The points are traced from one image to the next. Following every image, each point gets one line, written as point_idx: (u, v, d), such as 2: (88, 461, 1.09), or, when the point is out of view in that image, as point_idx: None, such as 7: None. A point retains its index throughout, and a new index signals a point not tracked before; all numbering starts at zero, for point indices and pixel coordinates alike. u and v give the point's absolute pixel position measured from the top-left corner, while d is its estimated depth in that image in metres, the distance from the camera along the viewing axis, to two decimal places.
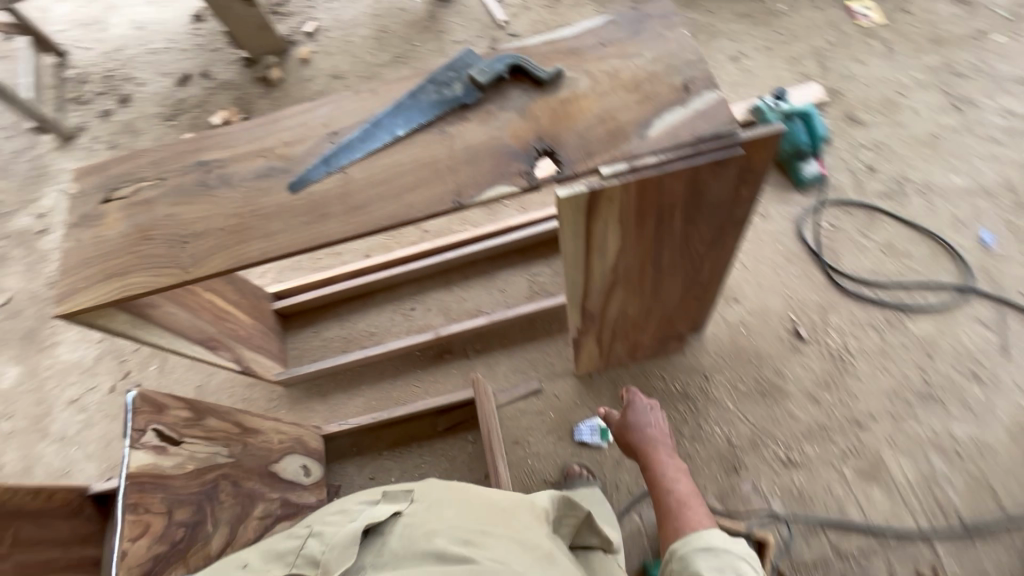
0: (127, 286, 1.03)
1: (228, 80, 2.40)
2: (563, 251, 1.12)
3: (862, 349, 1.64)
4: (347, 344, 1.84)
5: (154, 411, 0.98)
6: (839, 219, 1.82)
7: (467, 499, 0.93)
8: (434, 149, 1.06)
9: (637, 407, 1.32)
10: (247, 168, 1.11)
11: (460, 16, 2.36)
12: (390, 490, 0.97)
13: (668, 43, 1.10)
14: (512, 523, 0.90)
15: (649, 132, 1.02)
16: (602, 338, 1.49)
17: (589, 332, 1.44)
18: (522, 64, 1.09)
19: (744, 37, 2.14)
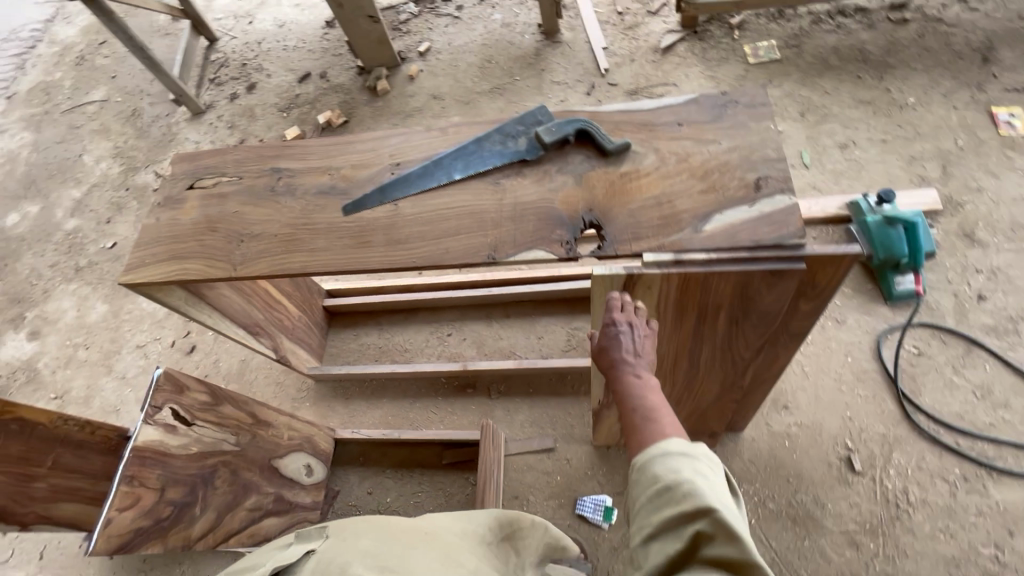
0: (183, 269, 1.12)
1: (341, 84, 2.59)
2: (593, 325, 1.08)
3: (926, 501, 1.42)
4: (381, 354, 1.89)
5: (173, 391, 1.06)
6: (928, 346, 1.61)
7: (383, 526, 0.88)
8: (484, 199, 1.06)
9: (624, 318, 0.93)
10: (311, 182, 1.17)
11: (564, 58, 2.39)
12: (302, 530, 0.86)
13: (749, 135, 1.03)
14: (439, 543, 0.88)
15: (705, 226, 0.95)
16: None
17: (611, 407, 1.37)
18: (591, 130, 1.07)
19: (859, 125, 1.98)
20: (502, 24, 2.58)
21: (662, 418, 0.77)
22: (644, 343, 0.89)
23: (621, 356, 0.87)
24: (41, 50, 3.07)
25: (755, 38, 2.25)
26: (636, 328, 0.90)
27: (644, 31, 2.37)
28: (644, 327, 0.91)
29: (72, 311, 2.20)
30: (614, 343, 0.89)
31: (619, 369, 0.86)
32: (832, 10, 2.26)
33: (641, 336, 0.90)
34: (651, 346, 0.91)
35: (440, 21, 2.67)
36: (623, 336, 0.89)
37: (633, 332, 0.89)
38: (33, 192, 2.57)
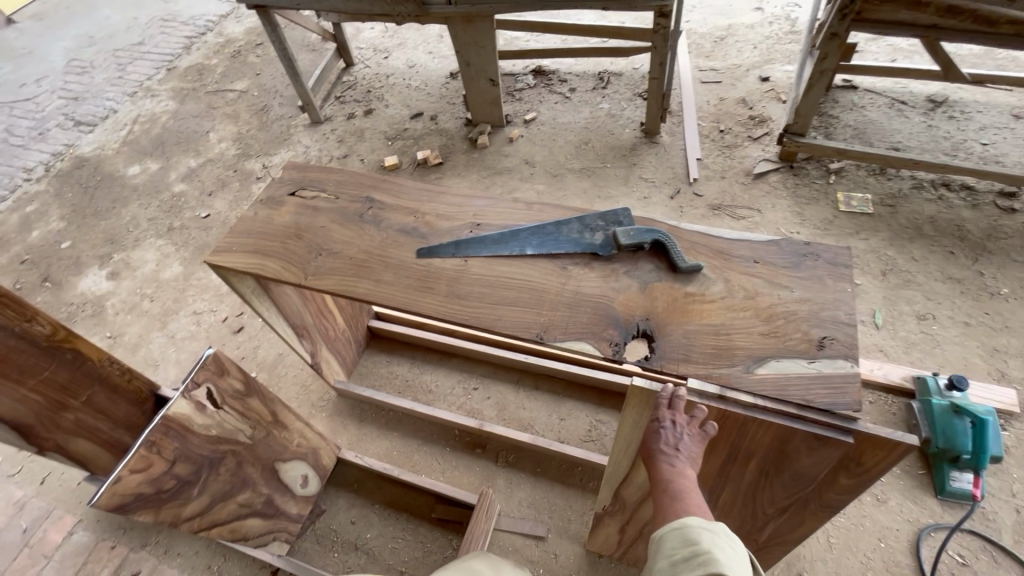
0: (261, 265, 1.21)
1: (447, 130, 2.79)
2: (618, 435, 1.06)
3: None
4: (405, 387, 1.93)
5: (215, 372, 1.12)
6: (976, 561, 1.45)
7: None
8: (547, 280, 1.10)
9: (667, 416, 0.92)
10: (396, 220, 1.26)
11: (657, 158, 2.48)
12: None
13: (822, 291, 1.03)
14: None
15: (757, 368, 0.94)
16: (626, 529, 1.34)
17: (613, 515, 1.31)
18: (667, 244, 1.10)
19: (942, 300, 1.90)
20: (607, 114, 2.73)
21: (692, 511, 0.82)
22: (690, 439, 0.90)
23: (659, 448, 0.90)
24: (208, 38, 3.52)
25: (851, 187, 2.25)
26: (679, 424, 0.90)
27: (740, 154, 2.43)
28: (692, 420, 0.91)
29: (151, 264, 2.40)
30: (654, 433, 0.92)
31: (657, 461, 0.90)
32: (937, 181, 2.24)
33: (686, 432, 0.90)
34: (698, 441, 0.91)
35: (551, 97, 2.86)
36: (664, 432, 0.90)
37: (675, 430, 0.90)
38: (159, 152, 2.87)
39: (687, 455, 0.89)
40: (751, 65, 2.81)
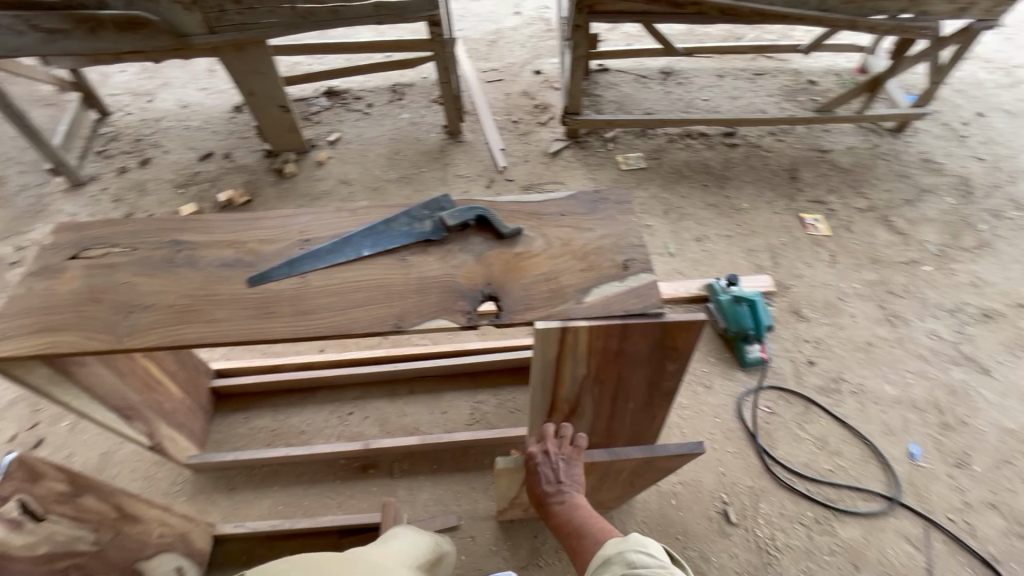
0: (54, 341, 1.04)
1: (246, 164, 2.62)
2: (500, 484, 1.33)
3: (789, 545, 1.60)
4: (273, 438, 1.79)
5: (26, 479, 0.93)
6: (778, 406, 1.88)
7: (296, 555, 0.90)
8: (391, 275, 1.15)
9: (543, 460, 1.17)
10: (215, 256, 1.18)
11: (467, 155, 2.66)
12: None
13: (618, 225, 1.25)
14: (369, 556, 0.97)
15: (585, 298, 1.11)
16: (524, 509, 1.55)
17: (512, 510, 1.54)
18: (488, 216, 1.22)
19: (709, 223, 2.40)
20: (410, 123, 2.83)
21: (591, 523, 1.04)
22: (567, 470, 1.15)
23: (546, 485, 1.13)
24: None
25: (625, 150, 2.70)
26: (551, 460, 1.16)
27: (536, 138, 2.73)
28: (559, 453, 1.17)
29: None
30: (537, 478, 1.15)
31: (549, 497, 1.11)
32: (683, 134, 2.81)
33: (558, 464, 1.16)
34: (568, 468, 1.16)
35: (351, 115, 2.88)
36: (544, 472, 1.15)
37: (550, 466, 1.15)
38: None
39: (566, 482, 1.13)
40: (523, 61, 3.17)
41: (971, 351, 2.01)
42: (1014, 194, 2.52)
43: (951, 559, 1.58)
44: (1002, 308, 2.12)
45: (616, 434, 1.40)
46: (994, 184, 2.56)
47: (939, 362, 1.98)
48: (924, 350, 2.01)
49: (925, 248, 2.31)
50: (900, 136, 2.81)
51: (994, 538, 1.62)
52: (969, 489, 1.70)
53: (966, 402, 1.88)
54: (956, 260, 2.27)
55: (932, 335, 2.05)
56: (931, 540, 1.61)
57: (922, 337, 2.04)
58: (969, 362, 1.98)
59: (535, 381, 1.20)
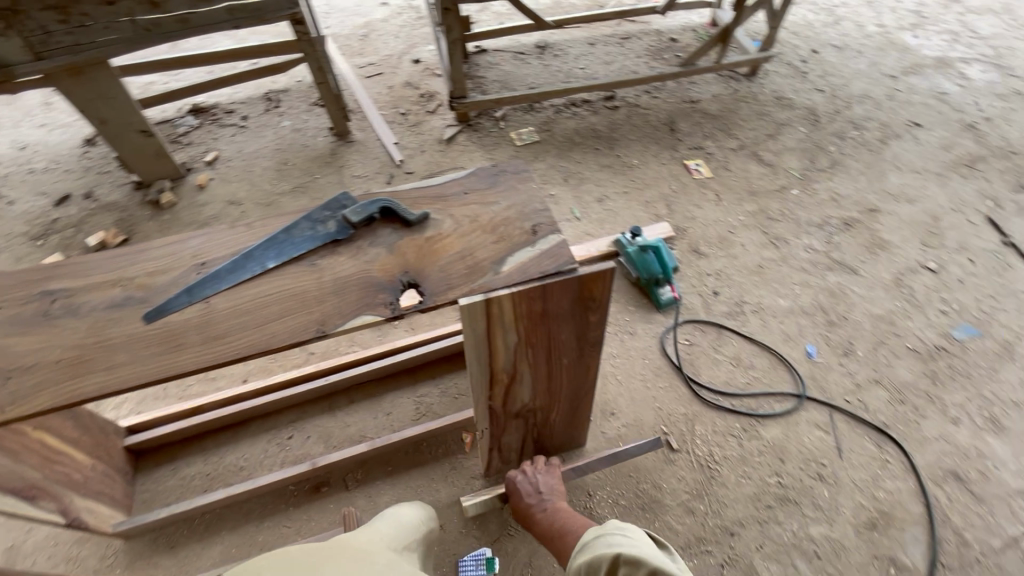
0: None
1: (114, 201, 2.38)
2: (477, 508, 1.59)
3: (725, 457, 1.78)
4: (210, 482, 1.69)
5: None
6: (694, 337, 2.06)
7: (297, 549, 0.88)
8: (303, 282, 1.11)
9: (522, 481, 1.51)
10: (99, 298, 1.08)
11: (360, 154, 2.59)
12: None
13: (520, 193, 1.29)
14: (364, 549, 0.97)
15: (502, 268, 1.15)
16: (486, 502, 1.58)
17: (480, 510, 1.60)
18: (392, 206, 1.21)
19: (606, 183, 2.54)
20: (293, 130, 2.70)
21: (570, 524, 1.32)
22: (543, 482, 1.49)
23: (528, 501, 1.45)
24: None
25: (517, 127, 2.77)
26: (528, 476, 1.52)
27: (428, 127, 2.72)
28: (537, 473, 1.52)
29: None
30: (520, 493, 1.48)
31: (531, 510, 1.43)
32: (568, 103, 2.92)
33: (534, 479, 1.51)
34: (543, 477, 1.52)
35: (225, 130, 2.69)
36: (522, 488, 1.49)
37: (527, 481, 1.50)
38: None
39: (544, 493, 1.46)
40: (400, 52, 3.12)
41: (840, 256, 2.31)
42: (851, 117, 2.90)
43: (853, 434, 1.84)
44: (857, 215, 2.46)
45: (558, 394, 1.48)
46: (835, 110, 2.93)
47: (817, 271, 2.26)
48: (804, 263, 2.28)
49: (791, 174, 2.61)
50: (755, 79, 3.11)
51: (882, 408, 1.90)
52: (857, 372, 1.98)
53: (844, 300, 2.17)
54: (817, 180, 2.58)
55: (808, 249, 2.33)
56: (836, 423, 1.86)
57: (801, 252, 2.32)
58: (840, 266, 2.27)
59: (471, 360, 1.23)
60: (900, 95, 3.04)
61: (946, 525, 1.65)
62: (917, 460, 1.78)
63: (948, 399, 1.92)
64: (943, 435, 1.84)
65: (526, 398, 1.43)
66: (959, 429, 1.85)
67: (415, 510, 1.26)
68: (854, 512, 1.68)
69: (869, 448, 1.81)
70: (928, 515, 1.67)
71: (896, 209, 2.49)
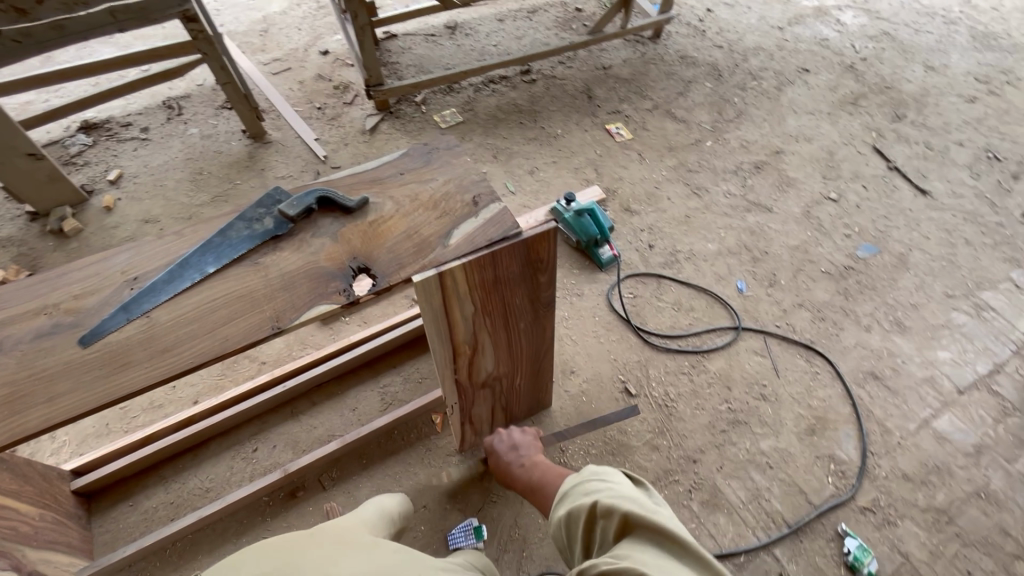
0: None
1: (8, 237, 2.17)
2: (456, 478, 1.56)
3: (679, 394, 1.92)
4: (177, 510, 1.63)
5: None
6: (637, 289, 2.18)
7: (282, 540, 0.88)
8: (249, 281, 1.09)
9: (501, 441, 1.48)
10: (23, 330, 1.01)
11: (281, 154, 2.49)
12: None
13: (456, 168, 1.32)
14: (350, 537, 0.95)
15: (450, 241, 1.17)
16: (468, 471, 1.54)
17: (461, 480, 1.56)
18: (329, 195, 1.20)
19: (535, 155, 2.59)
20: (202, 137, 2.54)
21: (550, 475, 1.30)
22: (519, 439, 1.47)
23: (506, 458, 1.43)
24: None
25: (439, 109, 2.75)
26: (506, 435, 1.50)
27: (347, 119, 2.65)
28: (512, 432, 1.49)
29: None
30: (497, 451, 1.46)
31: (510, 466, 1.41)
32: (486, 81, 2.94)
33: (514, 437, 1.49)
34: (521, 436, 1.49)
35: (125, 145, 2.50)
36: (500, 446, 1.47)
37: (505, 440, 1.48)
38: None
39: (523, 449, 1.44)
40: (306, 45, 2.99)
41: (755, 197, 2.50)
42: (749, 68, 3.11)
43: (786, 353, 2.03)
44: (765, 158, 2.66)
45: (519, 358, 1.53)
46: (734, 64, 3.13)
47: (738, 213, 2.44)
48: (725, 208, 2.46)
49: (703, 127, 2.78)
50: (659, 41, 3.25)
51: (807, 327, 2.11)
52: (782, 299, 2.18)
53: (763, 237, 2.37)
54: (727, 131, 2.77)
55: (727, 194, 2.51)
56: (771, 347, 2.05)
57: (722, 198, 2.49)
58: (757, 207, 2.47)
59: (431, 335, 1.26)
60: (788, 44, 3.29)
61: (871, 419, 1.88)
62: (841, 368, 2.00)
63: (860, 311, 2.16)
64: (860, 342, 2.07)
65: (490, 367, 1.48)
66: (871, 335, 2.09)
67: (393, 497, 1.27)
68: (795, 422, 1.87)
69: (801, 364, 2.01)
70: (855, 413, 1.89)
71: (797, 149, 2.72)
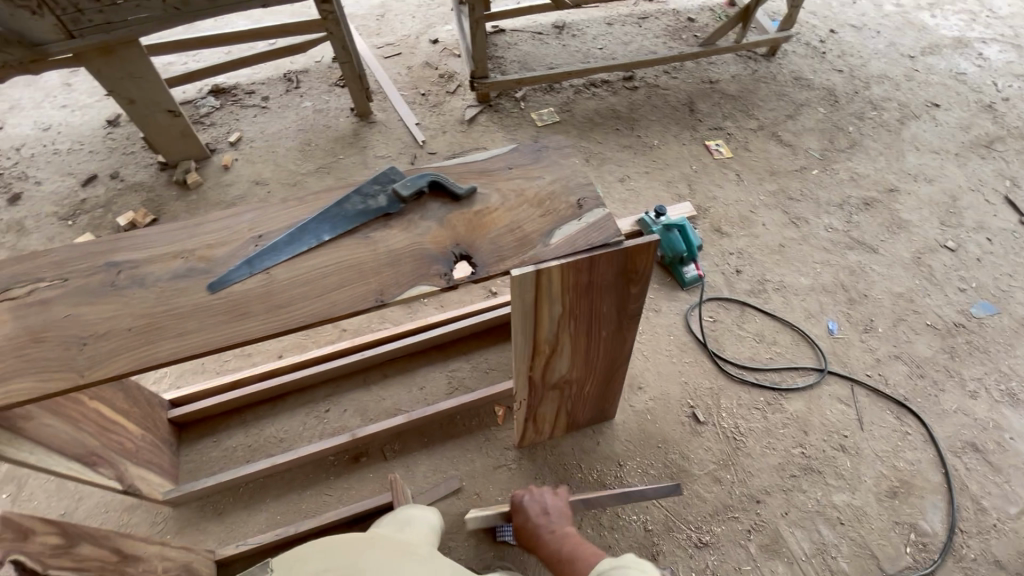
0: (5, 392, 0.96)
1: (139, 181, 2.42)
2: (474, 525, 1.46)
3: (750, 429, 1.83)
4: (252, 453, 1.76)
5: (16, 537, 0.87)
6: (717, 313, 2.10)
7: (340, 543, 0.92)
8: (359, 253, 1.15)
9: (531, 501, 1.43)
10: (161, 270, 1.12)
11: (382, 135, 2.60)
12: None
13: (564, 168, 1.32)
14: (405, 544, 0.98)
15: (551, 240, 1.18)
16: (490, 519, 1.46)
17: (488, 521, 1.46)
18: (441, 180, 1.24)
19: (628, 163, 2.56)
20: (314, 111, 2.70)
21: (582, 551, 1.25)
22: (551, 503, 1.43)
23: (537, 522, 1.38)
24: None
25: (537, 107, 2.78)
26: (536, 495, 1.45)
27: (448, 107, 2.73)
28: (545, 494, 1.45)
29: None
30: (526, 511, 1.41)
31: (539, 531, 1.36)
32: (587, 84, 2.93)
33: (545, 498, 1.44)
34: (553, 500, 1.44)
35: (246, 111, 2.71)
36: (529, 505, 1.42)
37: (536, 501, 1.43)
38: None
39: (555, 515, 1.39)
40: (418, 32, 3.11)
41: (860, 235, 2.34)
42: (870, 97, 2.90)
43: (875, 407, 1.89)
44: (877, 195, 2.48)
45: (593, 365, 1.52)
46: (854, 91, 2.93)
47: (838, 249, 2.29)
48: (825, 242, 2.31)
49: (811, 155, 2.62)
50: (774, 59, 3.11)
51: (902, 382, 1.95)
52: (877, 348, 2.03)
53: (864, 278, 2.21)
54: (836, 161, 2.60)
55: (829, 228, 2.36)
56: (858, 396, 1.91)
57: (822, 231, 2.34)
58: (860, 246, 2.30)
59: (517, 329, 1.27)
60: (918, 75, 3.04)
61: (965, 493, 1.71)
62: (936, 432, 1.83)
63: (967, 374, 1.97)
64: (962, 409, 1.89)
65: (563, 370, 1.48)
66: (976, 402, 1.90)
67: (433, 513, 1.26)
68: (875, 481, 1.73)
69: (890, 421, 1.86)
70: (946, 484, 1.73)
71: (915, 189, 2.51)
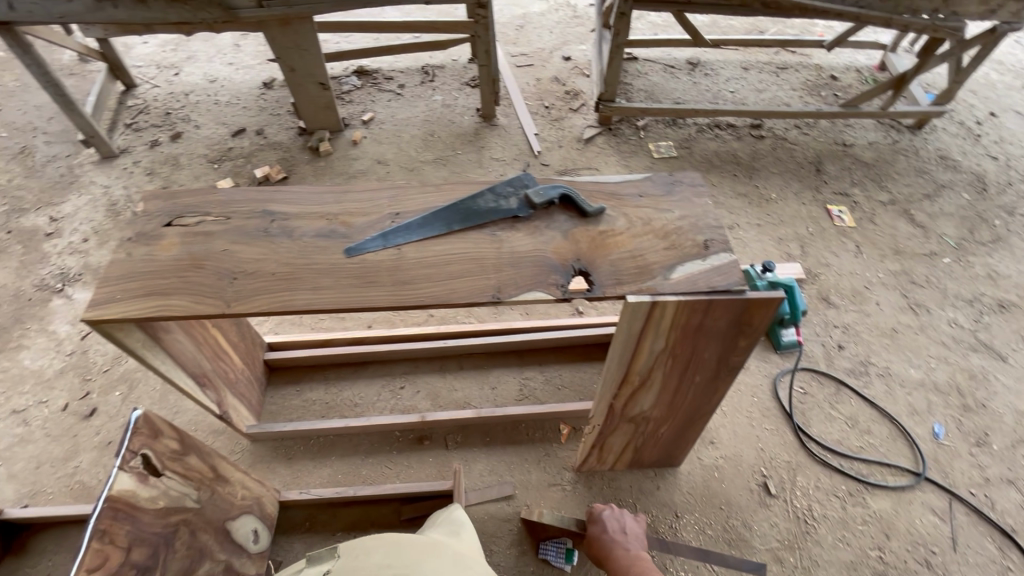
0: (165, 306, 1.08)
1: (279, 141, 2.65)
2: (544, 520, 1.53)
3: (825, 516, 1.70)
4: (327, 410, 1.86)
5: (149, 435, 0.99)
6: (809, 386, 1.98)
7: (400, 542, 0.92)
8: (484, 248, 1.19)
9: (611, 517, 1.42)
10: (308, 226, 1.22)
11: (501, 139, 2.69)
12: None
13: (695, 207, 1.30)
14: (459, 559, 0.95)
15: (672, 275, 1.17)
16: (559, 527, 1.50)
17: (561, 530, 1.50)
18: (573, 195, 1.27)
19: (739, 211, 2.48)
20: (442, 105, 2.84)
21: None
22: (630, 526, 1.40)
23: (614, 537, 1.36)
24: None
25: (656, 138, 2.76)
26: (616, 513, 1.44)
27: (569, 124, 2.77)
28: (626, 515, 1.43)
29: None
30: (604, 524, 1.40)
31: (614, 544, 1.34)
32: (712, 124, 2.87)
33: (625, 519, 1.42)
34: (632, 523, 1.41)
35: (382, 95, 2.89)
36: (609, 520, 1.41)
37: (616, 518, 1.42)
38: None
39: (631, 536, 1.36)
40: (552, 47, 3.19)
41: (988, 338, 2.12)
42: None
43: (974, 529, 1.70)
44: (1016, 299, 2.24)
45: (677, 408, 1.48)
46: (1007, 181, 2.68)
47: (959, 349, 2.09)
48: (946, 337, 2.12)
49: (945, 241, 2.42)
50: (919, 132, 2.91)
51: (1011, 511, 1.74)
52: (988, 466, 1.82)
53: (984, 386, 2.00)
54: (973, 253, 2.38)
55: (953, 323, 2.16)
56: (955, 513, 1.73)
57: (944, 325, 2.15)
58: (986, 350, 2.09)
59: (613, 356, 1.27)
60: None
61: None
62: None
63: None
64: None
65: (646, 405, 1.45)
66: None
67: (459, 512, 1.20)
68: None
69: (989, 550, 1.66)
70: None
71: None
